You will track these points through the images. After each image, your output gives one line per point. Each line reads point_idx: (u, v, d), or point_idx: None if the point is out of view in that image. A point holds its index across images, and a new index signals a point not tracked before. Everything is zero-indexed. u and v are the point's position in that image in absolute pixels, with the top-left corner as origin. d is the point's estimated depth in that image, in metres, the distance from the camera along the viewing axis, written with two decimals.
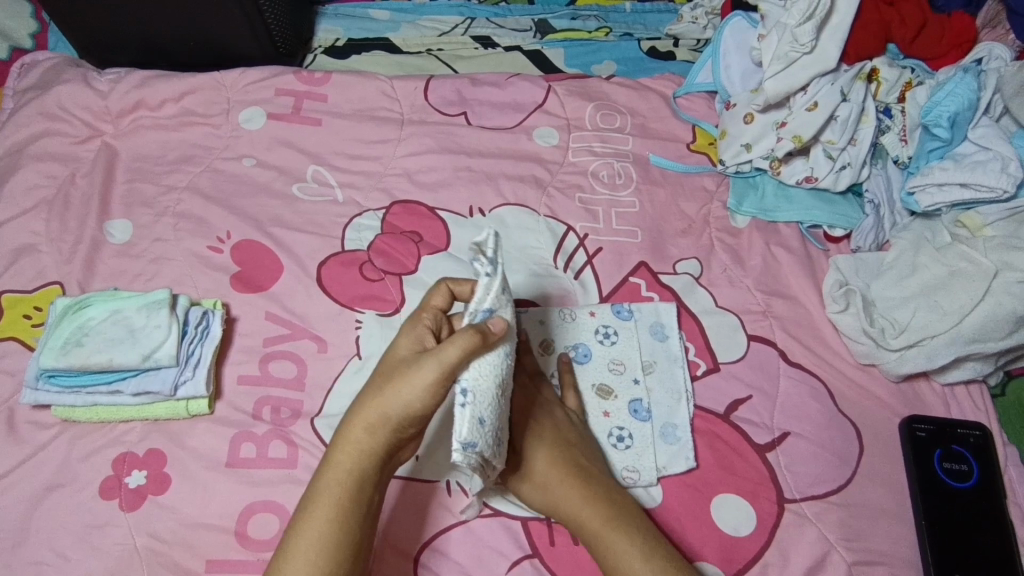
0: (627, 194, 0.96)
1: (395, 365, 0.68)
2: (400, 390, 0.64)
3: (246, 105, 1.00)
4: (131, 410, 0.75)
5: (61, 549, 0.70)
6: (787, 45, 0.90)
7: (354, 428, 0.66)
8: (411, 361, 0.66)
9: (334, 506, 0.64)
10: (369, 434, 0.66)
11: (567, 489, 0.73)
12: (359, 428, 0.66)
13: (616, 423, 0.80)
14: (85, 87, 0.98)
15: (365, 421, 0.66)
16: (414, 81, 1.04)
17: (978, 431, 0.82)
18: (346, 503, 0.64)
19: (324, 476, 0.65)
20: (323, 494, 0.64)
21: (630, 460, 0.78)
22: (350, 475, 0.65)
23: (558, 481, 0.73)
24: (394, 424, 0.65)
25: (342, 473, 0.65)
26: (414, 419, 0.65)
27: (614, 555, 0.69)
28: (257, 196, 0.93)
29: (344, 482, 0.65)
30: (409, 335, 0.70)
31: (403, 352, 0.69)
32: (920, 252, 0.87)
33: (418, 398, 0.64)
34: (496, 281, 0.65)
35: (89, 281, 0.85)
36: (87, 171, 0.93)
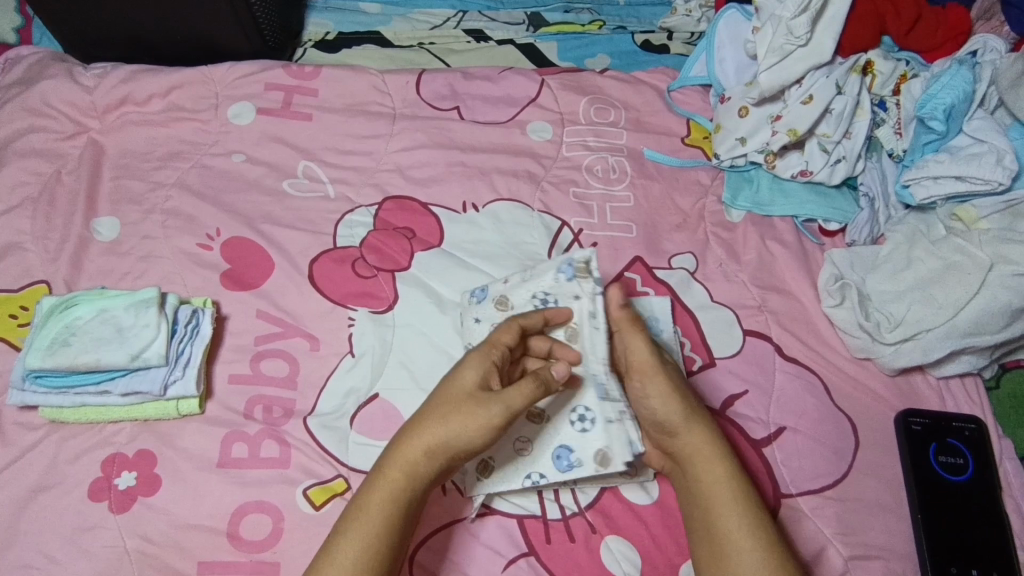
0: (621, 189, 0.96)
1: (458, 396, 0.66)
2: (466, 424, 0.64)
3: (235, 100, 0.98)
4: (120, 411, 0.74)
5: (49, 552, 0.69)
6: (782, 38, 0.89)
7: (405, 453, 0.65)
8: (477, 399, 0.65)
9: (383, 528, 0.63)
10: (423, 461, 0.65)
11: (702, 420, 0.71)
12: (414, 453, 0.65)
13: None
14: (69, 82, 0.96)
15: (418, 449, 0.65)
16: (406, 75, 1.03)
17: (973, 424, 0.82)
18: (395, 519, 0.63)
19: (371, 493, 0.64)
20: (369, 513, 0.63)
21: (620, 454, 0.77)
22: (401, 498, 0.64)
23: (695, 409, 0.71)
24: (452, 453, 0.65)
25: (391, 495, 0.64)
26: (469, 452, 0.66)
27: (729, 494, 0.68)
28: (246, 192, 0.91)
29: (394, 504, 0.64)
30: (474, 364, 0.68)
31: (467, 383, 0.67)
32: (915, 246, 0.87)
33: (482, 435, 0.64)
34: (601, 300, 0.73)
35: (76, 280, 0.84)
36: (73, 168, 0.91)
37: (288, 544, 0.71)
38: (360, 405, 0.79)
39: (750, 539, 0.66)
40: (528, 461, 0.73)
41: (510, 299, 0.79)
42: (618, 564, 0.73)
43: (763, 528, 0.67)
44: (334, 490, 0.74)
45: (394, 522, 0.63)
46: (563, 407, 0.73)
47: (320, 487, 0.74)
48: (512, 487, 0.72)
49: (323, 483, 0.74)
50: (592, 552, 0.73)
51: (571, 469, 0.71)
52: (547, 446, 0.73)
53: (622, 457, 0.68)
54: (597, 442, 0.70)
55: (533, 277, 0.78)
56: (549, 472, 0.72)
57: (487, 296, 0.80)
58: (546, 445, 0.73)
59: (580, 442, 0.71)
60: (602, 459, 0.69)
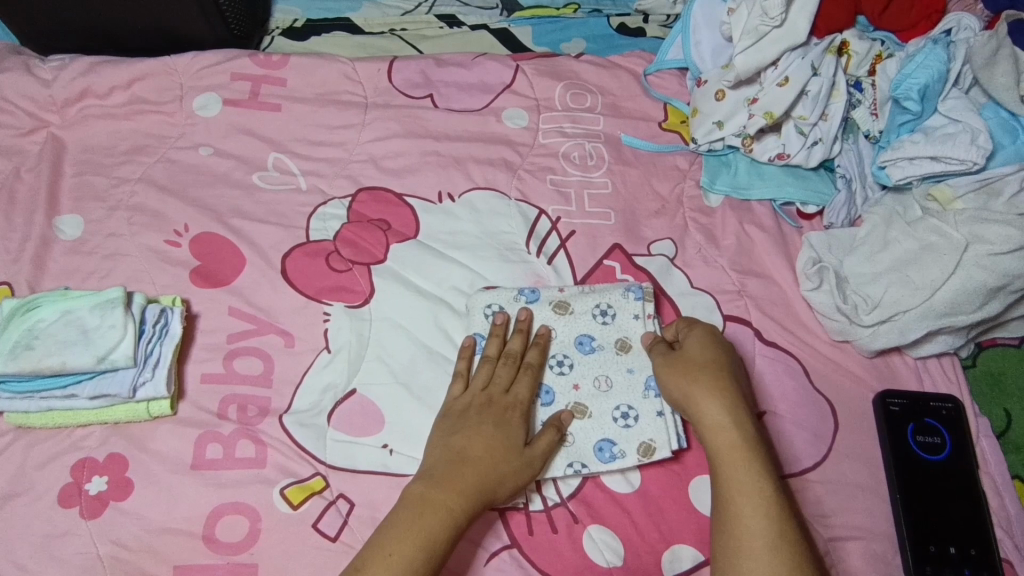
0: (599, 175, 0.95)
1: (507, 450, 0.70)
2: (500, 466, 0.69)
3: (200, 91, 0.95)
4: (89, 414, 0.72)
5: (20, 560, 0.67)
6: (757, 19, 0.89)
7: (452, 491, 0.66)
8: (526, 454, 0.71)
9: (420, 549, 0.63)
10: (472, 502, 0.66)
11: (714, 390, 0.71)
12: (463, 495, 0.66)
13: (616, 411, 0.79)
14: (26, 75, 0.93)
15: (467, 489, 0.67)
16: (377, 62, 1.01)
17: (950, 404, 0.83)
18: (440, 539, 0.64)
19: (416, 517, 0.64)
20: (414, 533, 0.63)
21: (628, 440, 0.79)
22: (448, 528, 0.65)
23: (710, 380, 0.72)
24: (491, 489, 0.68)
25: (439, 522, 0.64)
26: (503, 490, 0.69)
27: (739, 461, 0.68)
28: (215, 186, 0.89)
29: (440, 532, 0.64)
30: (517, 423, 0.72)
31: (513, 439, 0.71)
32: (891, 227, 0.86)
33: (514, 477, 0.69)
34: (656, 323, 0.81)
35: (39, 280, 0.82)
36: (32, 165, 0.88)
37: (265, 544, 0.69)
38: (338, 400, 0.78)
39: (754, 510, 0.66)
40: (571, 450, 0.75)
41: (570, 305, 0.82)
42: (602, 553, 0.73)
43: (770, 502, 0.66)
44: (313, 488, 0.73)
45: (434, 545, 0.63)
46: (605, 405, 0.77)
47: (298, 486, 0.72)
48: (555, 474, 0.74)
49: (301, 482, 0.73)
50: (576, 542, 0.73)
51: (614, 460, 0.75)
52: (588, 439, 0.76)
53: (668, 446, 0.75)
54: (642, 434, 0.76)
55: (597, 289, 0.83)
56: (592, 463, 0.75)
57: (540, 298, 0.82)
58: (587, 438, 0.76)
59: (625, 436, 0.76)
60: (646, 450, 0.75)
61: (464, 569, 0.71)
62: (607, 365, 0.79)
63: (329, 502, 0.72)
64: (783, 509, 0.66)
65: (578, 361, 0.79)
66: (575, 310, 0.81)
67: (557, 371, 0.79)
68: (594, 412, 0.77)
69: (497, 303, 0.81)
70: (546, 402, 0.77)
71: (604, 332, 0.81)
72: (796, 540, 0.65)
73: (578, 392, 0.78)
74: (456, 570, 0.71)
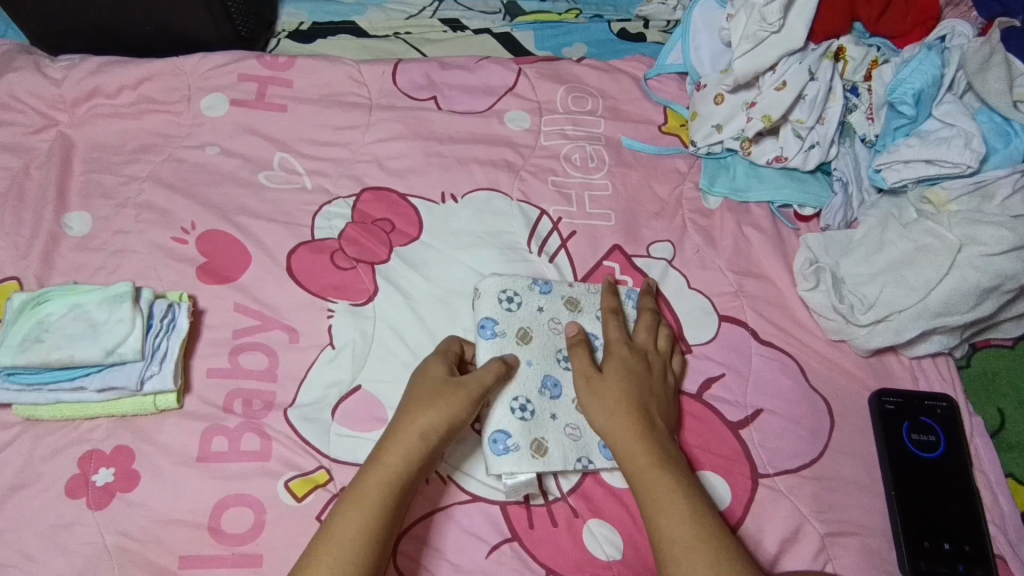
0: (600, 177, 0.96)
1: (429, 392, 0.71)
2: (422, 406, 0.70)
3: (208, 92, 0.97)
4: (97, 406, 0.73)
5: (26, 550, 0.67)
6: (755, 24, 0.90)
7: (395, 453, 0.67)
8: (452, 385, 0.71)
9: (358, 508, 0.64)
10: (405, 451, 0.67)
11: (626, 413, 0.73)
12: (394, 449, 0.67)
13: None
14: (36, 74, 0.94)
15: (398, 443, 0.68)
16: (382, 64, 1.02)
17: (945, 403, 0.84)
18: (377, 495, 0.65)
19: (361, 482, 0.66)
20: (354, 494, 0.65)
21: None
22: (383, 483, 0.65)
23: (619, 401, 0.73)
24: (418, 431, 0.68)
25: (378, 480, 0.66)
26: (432, 425, 0.69)
27: (661, 479, 0.69)
28: (221, 185, 0.90)
29: (374, 488, 0.65)
30: (434, 368, 0.74)
31: (433, 382, 0.72)
32: (887, 229, 0.88)
33: (438, 409, 0.69)
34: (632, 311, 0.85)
35: (48, 275, 0.83)
36: (42, 162, 0.90)
37: (270, 535, 0.70)
38: (342, 396, 0.79)
39: (682, 525, 0.66)
40: (578, 445, 0.76)
41: (579, 302, 0.83)
42: (601, 546, 0.74)
43: (689, 514, 0.67)
44: (316, 481, 0.74)
45: (375, 502, 0.64)
46: None
47: (302, 479, 0.73)
48: (566, 469, 0.74)
49: (305, 474, 0.74)
50: (576, 535, 0.74)
51: None
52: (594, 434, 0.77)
53: None
54: None
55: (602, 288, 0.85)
56: (597, 459, 0.76)
57: (554, 290, 0.82)
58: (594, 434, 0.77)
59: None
60: None
61: (465, 561, 0.72)
62: None
63: (331, 495, 0.73)
64: (711, 519, 0.67)
65: None
66: (584, 307, 0.83)
67: (565, 367, 0.79)
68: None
69: (512, 289, 0.80)
70: (557, 395, 0.77)
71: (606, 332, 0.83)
72: (728, 545, 0.66)
73: None
74: (457, 562, 0.72)
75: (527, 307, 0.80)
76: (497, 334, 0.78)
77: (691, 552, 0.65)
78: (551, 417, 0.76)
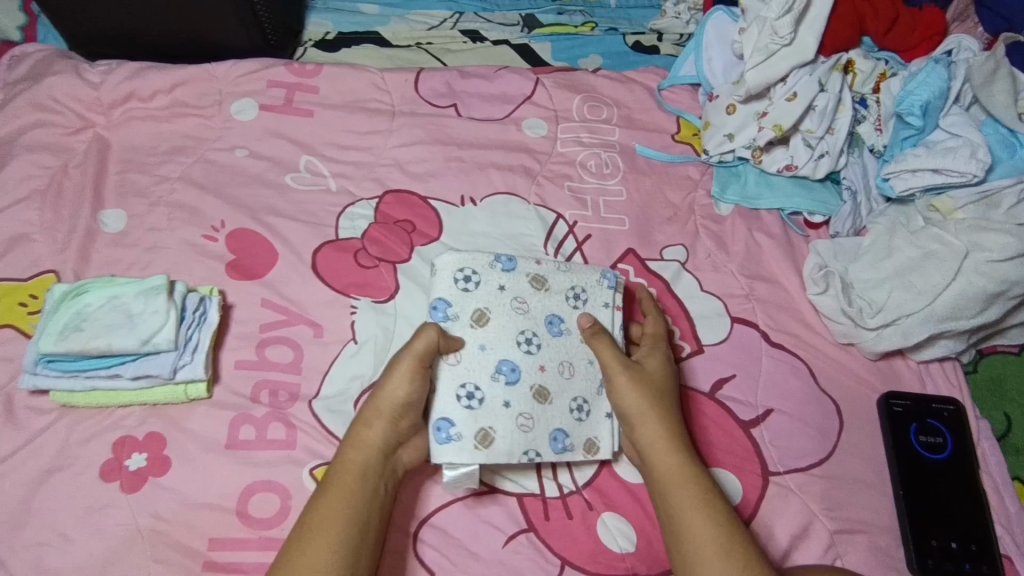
0: (615, 183, 0.99)
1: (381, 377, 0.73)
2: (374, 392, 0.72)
3: (238, 97, 1.01)
4: (130, 394, 0.76)
5: (63, 530, 0.70)
6: (767, 38, 0.93)
7: (355, 443, 0.70)
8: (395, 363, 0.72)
9: (332, 498, 0.67)
10: (363, 440, 0.70)
11: (668, 407, 0.75)
12: (354, 439, 0.70)
13: (579, 397, 0.78)
14: (75, 78, 0.98)
15: (358, 433, 0.71)
16: (404, 73, 1.06)
17: (951, 405, 0.86)
18: (345, 482, 0.68)
19: (332, 473, 0.69)
20: (327, 486, 0.68)
21: (592, 430, 0.78)
22: (348, 471, 0.68)
23: (660, 395, 0.76)
24: (371, 417, 0.71)
25: (346, 470, 0.69)
26: (383, 409, 0.71)
27: (698, 475, 0.71)
28: (249, 186, 0.94)
29: (341, 477, 0.68)
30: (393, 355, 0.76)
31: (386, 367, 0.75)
32: (895, 235, 0.91)
33: (384, 390, 0.71)
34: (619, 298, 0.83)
35: (84, 269, 0.86)
36: (79, 162, 0.93)
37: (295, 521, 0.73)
38: (365, 389, 0.81)
39: (719, 520, 0.68)
40: (528, 437, 0.74)
41: (546, 282, 0.79)
42: (615, 539, 0.76)
43: (723, 510, 0.69)
44: None
45: (343, 491, 0.67)
46: (566, 392, 0.77)
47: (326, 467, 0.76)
48: (510, 460, 0.73)
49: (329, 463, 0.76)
50: (591, 527, 0.76)
51: (565, 452, 0.76)
52: (547, 426, 0.75)
53: (610, 447, 0.78)
54: (591, 431, 0.77)
55: (575, 269, 0.81)
56: (545, 452, 0.75)
57: (517, 268, 0.78)
58: (545, 426, 0.75)
59: (577, 429, 0.77)
60: (591, 447, 0.77)
61: (483, 549, 0.74)
62: (572, 352, 0.78)
63: None
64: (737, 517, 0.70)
65: (546, 342, 0.77)
66: (551, 288, 0.79)
67: (524, 351, 0.76)
68: (555, 398, 0.76)
69: (470, 266, 0.77)
70: (512, 380, 0.75)
71: (573, 316, 0.80)
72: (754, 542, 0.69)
73: (544, 374, 0.76)
74: (475, 551, 0.74)
75: (486, 286, 0.77)
76: (449, 316, 0.76)
77: (728, 545, 0.67)
78: (503, 406, 0.74)
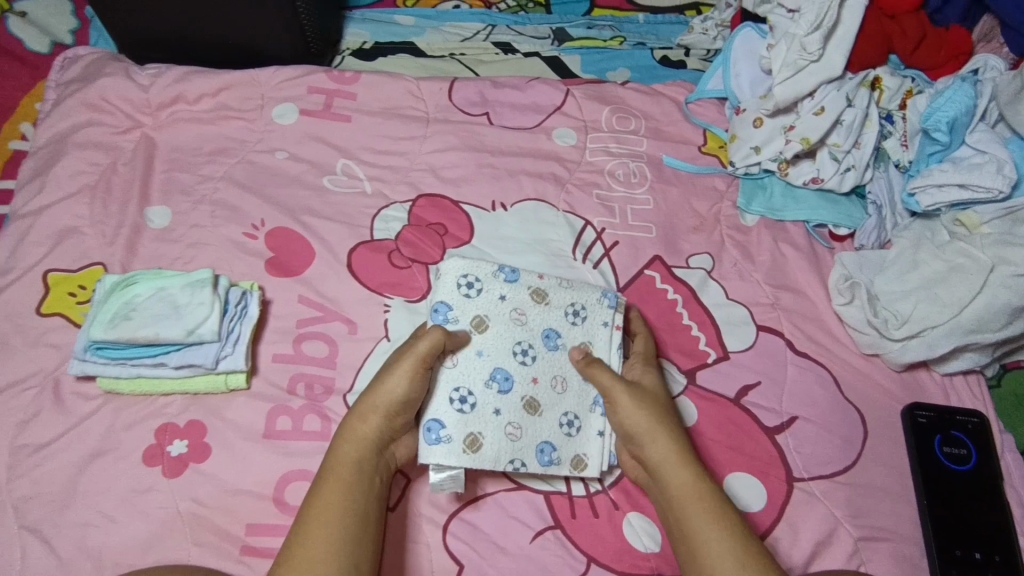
0: (642, 192, 1.01)
1: (378, 374, 0.75)
2: (371, 387, 0.73)
3: (279, 102, 1.04)
4: (173, 383, 0.79)
5: (107, 511, 0.73)
6: (796, 54, 0.95)
7: (351, 437, 0.71)
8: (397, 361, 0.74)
9: (331, 490, 0.68)
10: (360, 436, 0.72)
11: (672, 422, 0.75)
12: (350, 434, 0.72)
13: (569, 411, 0.78)
14: (126, 80, 1.02)
15: (354, 427, 0.72)
16: (439, 82, 1.09)
17: (976, 418, 0.87)
18: (343, 476, 0.69)
19: (330, 467, 0.70)
20: (325, 480, 0.69)
21: (581, 445, 0.78)
22: (346, 464, 0.70)
23: (663, 411, 0.76)
24: (370, 411, 0.72)
25: (344, 464, 0.70)
26: (382, 404, 0.72)
27: (709, 489, 0.71)
28: (288, 187, 0.97)
29: (339, 471, 0.69)
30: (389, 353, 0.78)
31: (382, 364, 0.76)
32: (920, 249, 0.92)
33: (385, 386, 0.72)
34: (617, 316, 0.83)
35: (131, 262, 0.89)
36: (127, 160, 0.97)
37: None
38: None
39: (734, 535, 0.68)
40: (515, 447, 0.75)
41: (547, 295, 0.80)
42: (640, 538, 0.77)
43: (738, 523, 0.69)
44: None
45: (342, 484, 0.68)
46: (557, 405, 0.78)
47: None
48: (495, 467, 0.74)
49: None
50: (617, 526, 0.77)
51: (551, 465, 0.76)
52: (534, 438, 0.76)
53: (599, 465, 0.78)
54: (580, 447, 0.78)
55: (577, 285, 0.82)
56: (531, 462, 0.75)
57: (520, 280, 0.80)
58: (534, 438, 0.76)
59: (566, 443, 0.77)
60: (579, 463, 0.78)
61: (511, 544, 0.75)
62: (566, 367, 0.79)
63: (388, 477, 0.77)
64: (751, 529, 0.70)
65: (541, 355, 0.78)
66: (550, 302, 0.80)
67: (520, 361, 0.77)
68: (545, 411, 0.77)
69: (474, 274, 0.79)
70: (505, 390, 0.76)
71: (572, 332, 0.81)
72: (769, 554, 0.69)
73: (536, 386, 0.77)
74: (503, 545, 0.75)
75: (488, 294, 0.78)
76: (450, 320, 0.77)
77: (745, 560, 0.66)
78: (493, 413, 0.75)
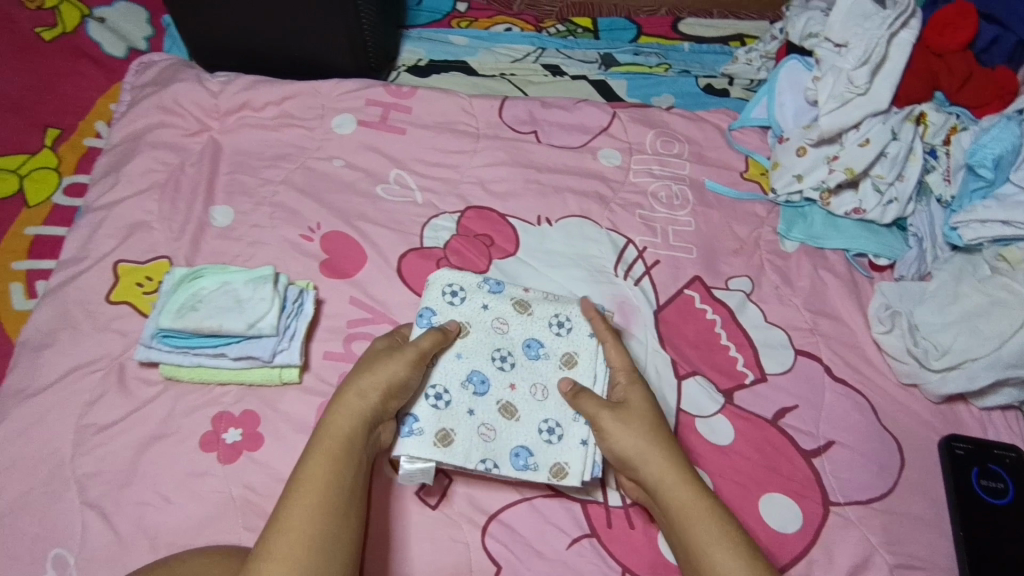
0: (684, 214, 1.04)
1: (374, 358, 0.76)
2: (369, 367, 0.74)
3: (339, 112, 1.09)
4: (230, 373, 0.82)
5: (164, 492, 0.76)
6: (843, 86, 0.97)
7: (346, 410, 0.70)
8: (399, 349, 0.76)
9: (323, 462, 0.67)
10: (356, 410, 0.71)
11: (662, 442, 0.74)
12: (344, 407, 0.71)
13: (548, 418, 0.80)
14: (197, 86, 1.08)
15: (350, 402, 0.71)
16: (491, 100, 1.14)
17: (1013, 453, 0.87)
18: (336, 450, 0.68)
19: (321, 440, 0.68)
20: (314, 453, 0.67)
21: (559, 453, 0.78)
22: (340, 437, 0.69)
23: (651, 431, 0.74)
24: (371, 389, 0.72)
25: (336, 436, 0.69)
26: (385, 384, 0.73)
27: (703, 510, 0.69)
28: (344, 193, 1.01)
29: (332, 445, 0.68)
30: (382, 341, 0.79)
31: (377, 350, 0.77)
32: (962, 282, 0.93)
33: (389, 367, 0.74)
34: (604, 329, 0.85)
35: (194, 257, 0.94)
36: (195, 161, 1.02)
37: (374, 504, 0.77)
38: None
39: (735, 558, 0.66)
40: (486, 447, 0.77)
41: (529, 306, 0.85)
42: None
43: (739, 543, 0.67)
44: None
45: (333, 457, 0.67)
46: (535, 412, 0.80)
47: None
48: (466, 465, 0.76)
49: None
50: (652, 538, 0.79)
51: (525, 470, 0.77)
52: (509, 441, 0.79)
53: (580, 475, 0.77)
54: (560, 454, 0.78)
55: (560, 299, 0.86)
56: (503, 465, 0.77)
57: (503, 292, 0.86)
58: (508, 441, 0.78)
59: (544, 449, 0.78)
60: (558, 471, 0.78)
61: (548, 549, 0.77)
62: (545, 374, 0.82)
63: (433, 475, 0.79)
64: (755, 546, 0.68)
65: (520, 363, 0.82)
66: (532, 312, 0.85)
67: (498, 366, 0.82)
68: (522, 416, 0.80)
69: (458, 283, 0.85)
70: (480, 392, 0.80)
71: (555, 342, 0.84)
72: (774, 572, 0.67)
73: (513, 392, 0.81)
74: (540, 549, 0.77)
75: (470, 303, 0.84)
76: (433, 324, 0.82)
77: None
78: (467, 412, 0.79)
